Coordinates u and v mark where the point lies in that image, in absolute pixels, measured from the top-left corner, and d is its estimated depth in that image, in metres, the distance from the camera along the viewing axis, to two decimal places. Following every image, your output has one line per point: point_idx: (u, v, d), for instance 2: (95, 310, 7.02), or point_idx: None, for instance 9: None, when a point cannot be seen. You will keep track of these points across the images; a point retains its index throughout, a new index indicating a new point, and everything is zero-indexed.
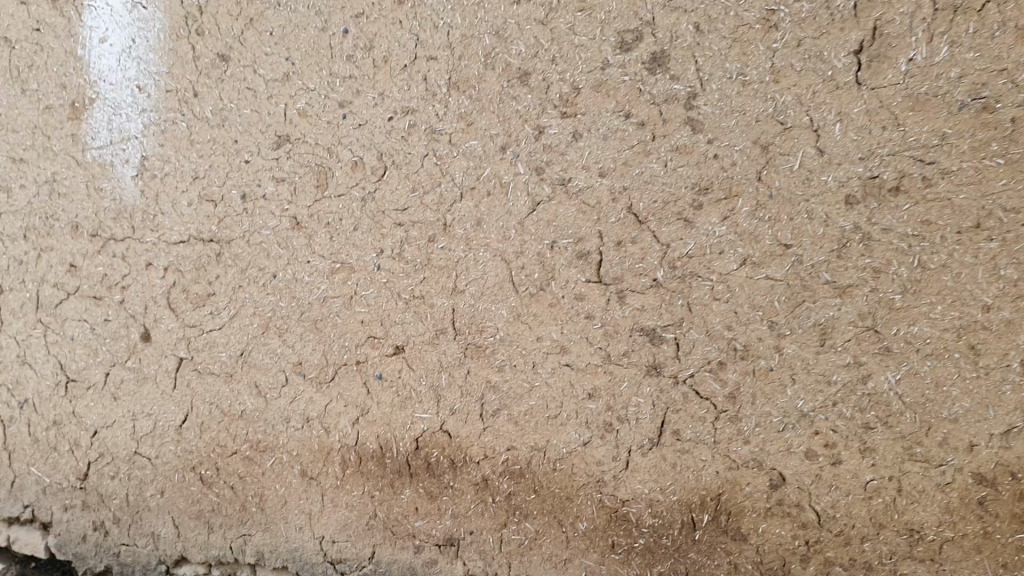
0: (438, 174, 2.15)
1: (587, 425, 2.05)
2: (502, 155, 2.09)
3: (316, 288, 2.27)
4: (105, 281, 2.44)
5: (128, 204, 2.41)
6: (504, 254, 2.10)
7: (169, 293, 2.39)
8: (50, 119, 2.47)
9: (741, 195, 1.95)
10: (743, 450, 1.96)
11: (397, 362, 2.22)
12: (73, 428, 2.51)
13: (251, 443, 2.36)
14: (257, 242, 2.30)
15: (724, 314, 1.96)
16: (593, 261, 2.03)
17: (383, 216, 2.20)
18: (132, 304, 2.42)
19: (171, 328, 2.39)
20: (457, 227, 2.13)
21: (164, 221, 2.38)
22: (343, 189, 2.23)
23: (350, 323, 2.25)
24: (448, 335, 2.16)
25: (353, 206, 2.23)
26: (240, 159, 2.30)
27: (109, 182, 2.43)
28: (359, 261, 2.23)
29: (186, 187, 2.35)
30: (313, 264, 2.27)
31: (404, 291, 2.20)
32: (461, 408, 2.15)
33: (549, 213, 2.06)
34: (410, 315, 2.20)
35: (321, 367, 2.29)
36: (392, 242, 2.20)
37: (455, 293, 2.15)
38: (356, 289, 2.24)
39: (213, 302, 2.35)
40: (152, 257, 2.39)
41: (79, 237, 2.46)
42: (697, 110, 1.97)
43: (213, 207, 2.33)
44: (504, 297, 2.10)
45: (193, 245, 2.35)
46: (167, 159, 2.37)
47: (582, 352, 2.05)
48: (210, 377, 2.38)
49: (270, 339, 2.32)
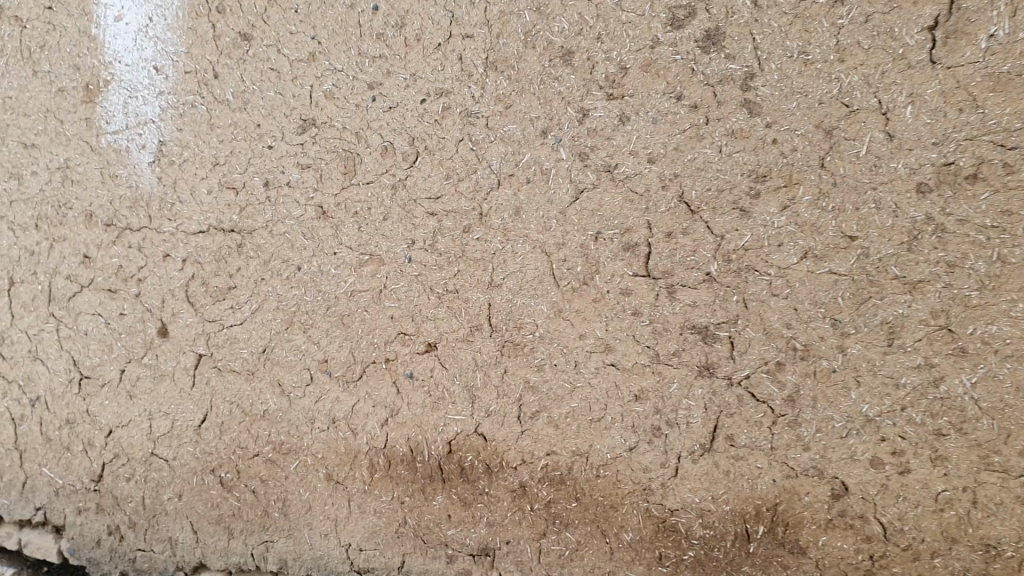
0: (474, 160, 2.01)
1: (634, 429, 1.93)
2: (544, 140, 1.95)
3: (343, 282, 2.15)
4: (119, 274, 2.33)
5: (145, 192, 2.29)
6: (545, 247, 1.97)
7: (188, 286, 2.27)
8: (62, 102, 2.35)
9: (802, 182, 1.80)
10: (802, 457, 1.83)
11: (429, 360, 2.09)
12: (86, 427, 2.42)
13: (275, 445, 2.25)
14: (281, 232, 2.18)
15: (783, 312, 1.82)
16: (641, 254, 1.90)
17: (416, 206, 2.08)
18: (149, 298, 2.31)
19: (190, 323, 2.28)
20: (494, 217, 2.00)
21: (182, 210, 2.26)
22: (373, 176, 2.11)
23: (379, 319, 2.13)
24: (484, 331, 2.03)
25: (383, 195, 2.10)
26: (263, 144, 2.18)
27: (125, 168, 2.31)
28: (389, 254, 2.11)
29: (205, 174, 2.23)
30: (340, 256, 2.15)
31: (438, 284, 2.07)
32: (497, 410, 2.03)
33: (594, 202, 1.92)
34: (443, 310, 2.07)
35: (348, 365, 2.17)
36: (425, 233, 2.07)
37: (491, 287, 2.02)
38: (386, 283, 2.12)
39: (235, 295, 2.23)
40: (170, 248, 2.27)
41: (93, 226, 2.34)
42: (754, 92, 1.82)
43: (235, 195, 2.21)
44: (543, 293, 1.97)
45: (213, 237, 2.24)
46: (185, 145, 2.25)
47: (628, 351, 1.92)
48: (231, 375, 2.27)
49: (295, 335, 2.21)
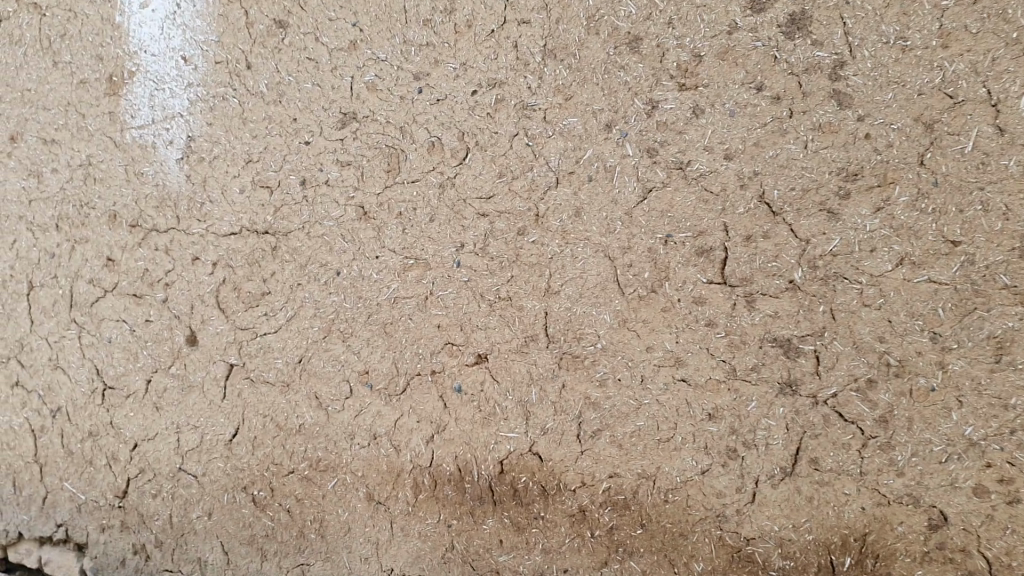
0: (531, 156, 1.85)
1: (706, 450, 1.78)
2: (609, 135, 1.80)
3: (385, 287, 1.98)
4: (146, 278, 2.19)
5: (172, 191, 2.15)
6: (609, 251, 1.80)
7: (218, 292, 2.12)
8: (83, 95, 2.20)
9: (898, 182, 1.62)
10: (896, 484, 1.66)
11: (479, 373, 1.92)
12: (110, 440, 2.26)
13: (311, 461, 2.07)
14: (319, 233, 2.03)
15: (875, 324, 1.66)
16: (716, 259, 1.75)
17: (465, 205, 1.91)
18: (177, 303, 2.16)
19: (220, 330, 2.13)
20: (552, 218, 1.84)
21: (213, 210, 2.11)
22: (418, 174, 1.95)
23: (425, 327, 1.96)
24: (541, 342, 1.87)
25: (430, 194, 1.94)
26: (300, 140, 2.03)
27: (151, 166, 2.16)
28: (436, 257, 1.94)
29: (237, 173, 2.08)
30: (382, 259, 1.98)
31: (490, 290, 1.90)
32: (554, 427, 1.86)
33: (664, 202, 1.77)
34: (495, 318, 1.90)
35: (390, 377, 2.00)
36: (475, 235, 1.90)
37: (549, 294, 1.85)
38: (432, 288, 1.95)
39: (268, 301, 2.08)
40: (200, 250, 2.13)
41: (118, 227, 2.20)
42: (844, 82, 1.65)
43: (270, 195, 2.06)
44: (606, 302, 1.81)
45: (245, 239, 2.09)
46: (216, 140, 2.10)
47: (701, 366, 1.77)
48: (263, 386, 2.10)
49: (333, 344, 2.03)
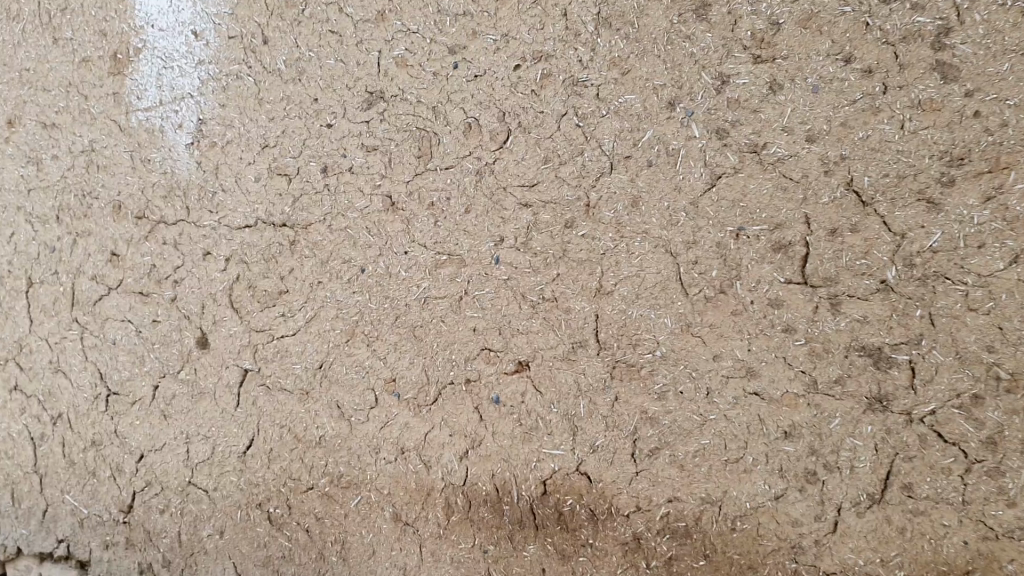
0: (582, 139, 1.64)
1: (781, 473, 1.57)
2: (671, 115, 1.59)
3: (414, 286, 1.78)
4: (153, 275, 2.00)
5: (182, 180, 1.96)
6: (670, 246, 1.59)
7: (232, 290, 1.93)
8: (86, 75, 2.02)
9: (1013, 167, 1.40)
10: (1005, 515, 1.43)
11: (520, 383, 1.71)
12: (114, 450, 2.08)
13: (332, 477, 1.87)
14: (341, 226, 1.83)
15: (983, 331, 1.43)
16: (795, 256, 1.53)
17: (505, 193, 1.70)
18: (187, 302, 1.97)
19: (234, 332, 1.93)
20: (604, 209, 1.63)
21: (226, 200, 1.92)
22: (452, 160, 1.74)
23: (460, 331, 1.75)
24: (590, 348, 1.65)
25: (466, 181, 1.73)
26: (321, 122, 1.83)
27: (159, 151, 1.97)
28: (472, 252, 1.73)
29: (252, 159, 1.89)
30: (411, 255, 1.78)
31: (533, 290, 1.68)
32: (604, 445, 1.65)
33: (735, 191, 1.56)
34: (537, 321, 1.69)
35: (421, 386, 1.79)
36: (517, 227, 1.69)
37: (601, 294, 1.64)
38: (468, 287, 1.74)
39: (285, 301, 1.88)
40: (211, 244, 1.93)
41: (123, 219, 2.02)
42: (950, 51, 1.42)
43: (288, 183, 1.86)
44: (666, 304, 1.60)
45: (261, 232, 1.89)
46: (229, 124, 1.90)
47: (777, 378, 1.56)
48: (280, 394, 1.91)
49: (357, 348, 1.83)
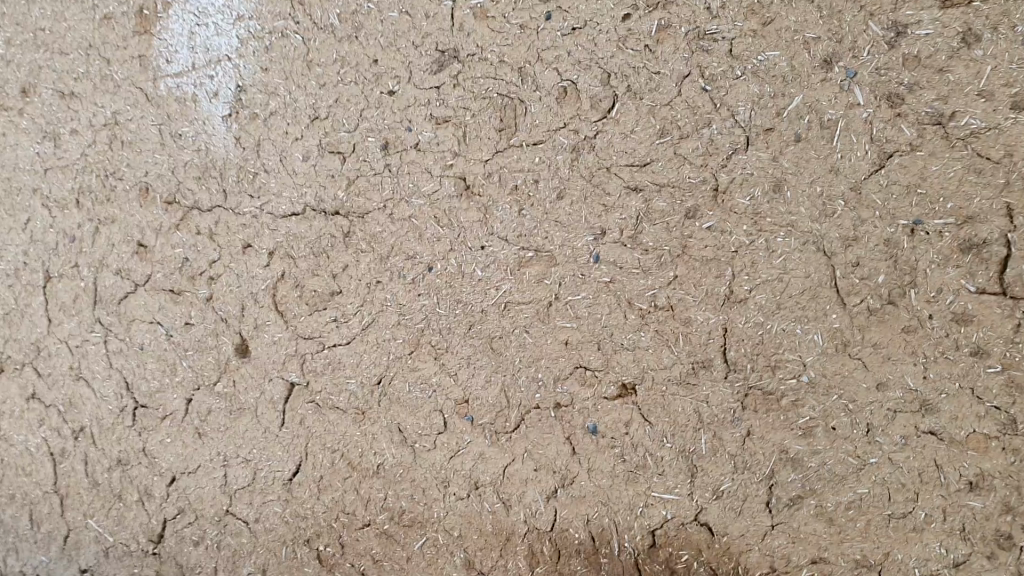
0: (710, 107, 1.30)
1: (964, 536, 1.22)
2: (826, 77, 1.23)
3: (491, 289, 1.46)
4: (185, 271, 1.72)
5: (218, 158, 1.66)
6: (823, 243, 1.24)
7: (275, 289, 1.63)
8: (108, 35, 1.73)
9: None
10: None
11: (624, 411, 1.38)
12: (141, 472, 1.81)
13: (393, 513, 1.57)
14: (403, 216, 1.52)
15: None
16: (992, 259, 1.18)
17: (609, 175, 1.37)
18: (223, 303, 1.68)
19: (277, 338, 1.64)
20: (737, 195, 1.29)
21: (269, 183, 1.62)
22: (543, 133, 1.41)
23: (549, 343, 1.43)
24: (715, 370, 1.32)
25: (559, 160, 1.41)
26: (381, 89, 1.52)
27: (191, 125, 1.68)
28: (565, 247, 1.41)
29: (300, 134, 1.59)
30: (488, 249, 1.46)
31: (642, 296, 1.36)
32: (732, 490, 1.33)
33: (912, 173, 1.20)
34: (647, 335, 1.36)
35: (499, 410, 1.47)
36: (623, 217, 1.37)
37: (732, 303, 1.30)
38: (559, 291, 1.41)
39: (336, 302, 1.59)
40: (251, 235, 1.64)
41: (151, 205, 1.74)
42: None
43: (341, 163, 1.56)
44: (815, 316, 1.26)
45: (309, 221, 1.59)
46: (272, 91, 1.60)
47: (962, 415, 1.21)
48: (331, 413, 1.61)
49: (422, 363, 1.53)
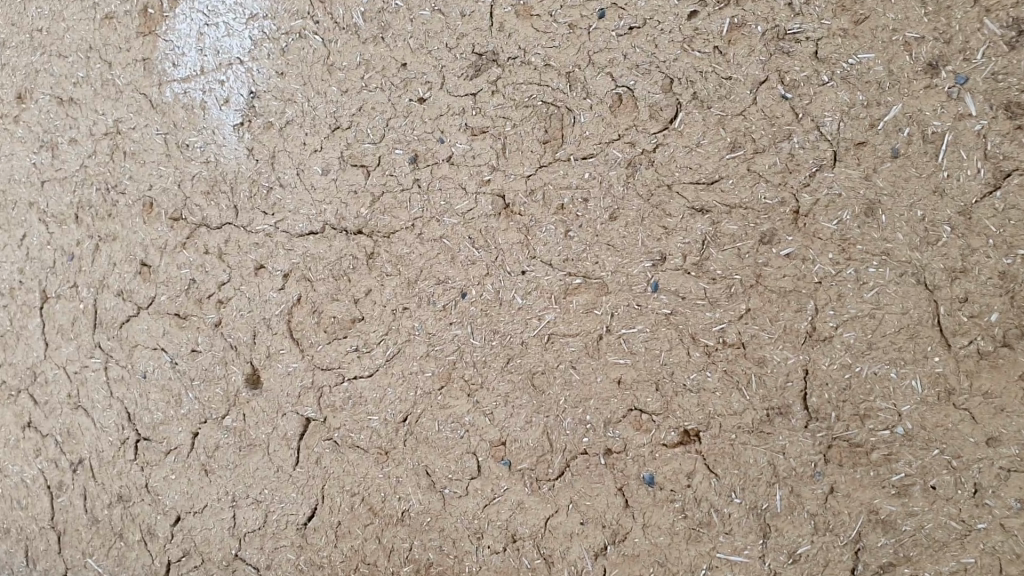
0: (790, 117, 1.16)
1: None
2: (929, 84, 1.09)
3: (533, 319, 1.30)
4: (192, 293, 1.57)
5: (228, 171, 1.51)
6: (924, 275, 1.09)
7: (290, 315, 1.48)
8: (110, 36, 1.60)
9: None
10: None
11: (686, 461, 1.22)
12: (144, 510, 1.66)
13: (419, 567, 1.40)
14: (434, 237, 1.36)
15: None
16: None
17: (670, 193, 1.22)
18: (233, 329, 1.53)
19: (292, 369, 1.48)
20: (822, 219, 1.14)
21: (284, 199, 1.46)
22: (594, 146, 1.25)
23: (598, 382, 1.27)
24: (793, 418, 1.16)
25: (612, 175, 1.25)
26: (410, 96, 1.36)
27: (199, 134, 1.53)
28: (618, 273, 1.24)
29: (319, 145, 1.43)
30: (530, 275, 1.30)
31: (708, 332, 1.20)
32: (811, 554, 1.15)
33: None
34: (714, 375, 1.20)
35: (539, 454, 1.31)
36: (686, 241, 1.21)
37: (814, 341, 1.15)
38: (611, 322, 1.25)
39: (358, 330, 1.43)
40: (264, 255, 1.49)
41: (156, 221, 1.59)
42: None
43: (365, 177, 1.40)
44: (914, 359, 1.10)
45: (328, 240, 1.44)
46: (289, 98, 1.45)
47: None
48: (351, 453, 1.45)
49: (454, 400, 1.36)
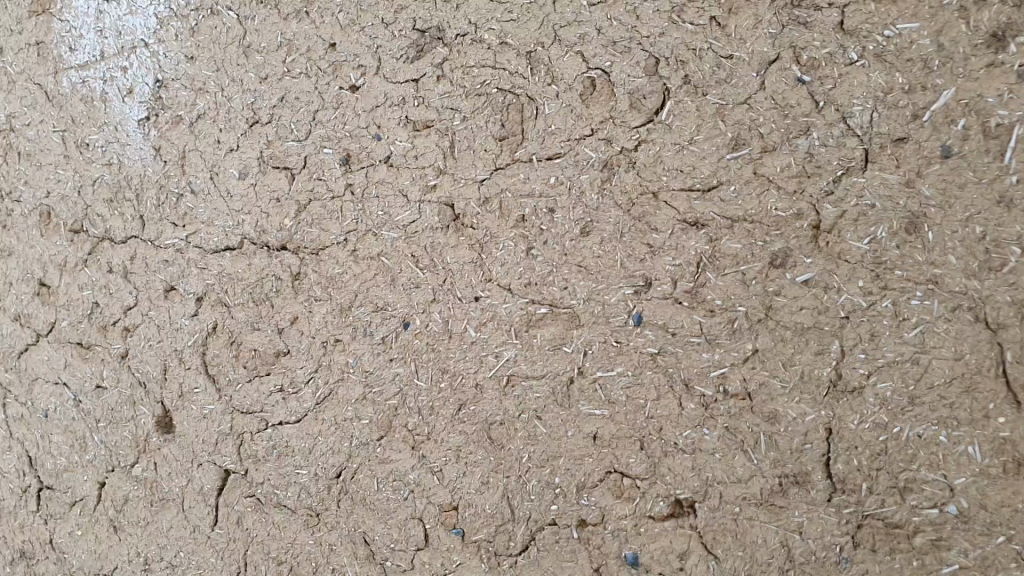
0: (809, 106, 0.91)
1: None
2: (993, 60, 0.85)
3: (490, 357, 1.05)
4: (95, 319, 1.32)
5: (133, 175, 1.27)
6: (984, 310, 0.85)
7: (204, 347, 1.23)
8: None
9: None
10: None
11: (677, 538, 0.97)
12: (48, 571, 1.39)
13: None
14: (370, 255, 1.11)
15: None
16: None
17: (657, 203, 0.97)
18: (142, 363, 1.28)
19: (207, 412, 1.23)
20: (849, 237, 0.90)
21: (196, 208, 1.22)
22: (562, 143, 1.01)
23: (568, 437, 1.02)
24: (813, 489, 0.92)
25: (585, 180, 1.00)
26: (340, 83, 1.12)
27: (100, 132, 1.28)
28: (591, 302, 1.00)
29: (234, 143, 1.19)
30: (484, 302, 1.05)
31: (704, 378, 0.95)
32: None
33: None
34: (712, 433, 0.95)
35: (498, 524, 1.05)
36: (676, 263, 0.96)
37: (838, 394, 0.90)
38: (584, 363, 1.00)
39: (282, 365, 1.17)
40: (175, 275, 1.24)
41: (54, 234, 1.33)
42: None
43: (289, 182, 1.15)
44: (971, 420, 0.86)
45: (247, 258, 1.19)
46: (200, 86, 1.20)
47: None
48: (277, 513, 1.19)
49: (395, 453, 1.11)
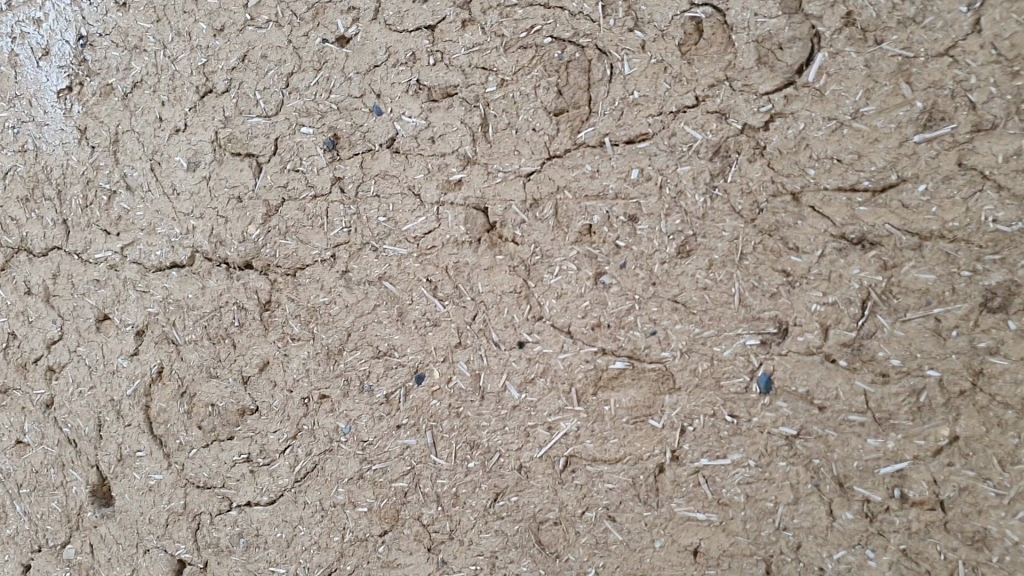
0: None
1: None
2: None
3: (539, 429, 0.73)
4: (12, 355, 0.94)
5: (53, 165, 0.92)
6: None
7: (148, 400, 0.89)
8: None
9: None
10: None
11: None
12: None
13: None
14: (367, 278, 0.79)
15: None
16: None
17: (799, 211, 0.65)
18: (70, 415, 0.92)
19: (154, 483, 0.89)
20: None
21: (134, 210, 0.89)
22: (650, 119, 0.69)
23: (656, 549, 0.69)
24: None
25: (685, 175, 0.67)
26: (324, 34, 0.80)
27: (10, 109, 0.94)
28: (693, 356, 0.67)
29: (183, 121, 0.86)
30: (532, 350, 0.73)
31: (868, 476, 0.63)
32: None
33: None
34: (880, 559, 0.63)
35: None
36: (825, 301, 0.64)
37: None
38: (680, 443, 0.68)
39: (247, 428, 0.85)
40: (109, 300, 0.90)
41: None
42: None
43: (255, 174, 0.83)
44: None
45: (199, 279, 0.86)
46: (136, 43, 0.88)
47: None
48: None
49: (404, 554, 0.79)
